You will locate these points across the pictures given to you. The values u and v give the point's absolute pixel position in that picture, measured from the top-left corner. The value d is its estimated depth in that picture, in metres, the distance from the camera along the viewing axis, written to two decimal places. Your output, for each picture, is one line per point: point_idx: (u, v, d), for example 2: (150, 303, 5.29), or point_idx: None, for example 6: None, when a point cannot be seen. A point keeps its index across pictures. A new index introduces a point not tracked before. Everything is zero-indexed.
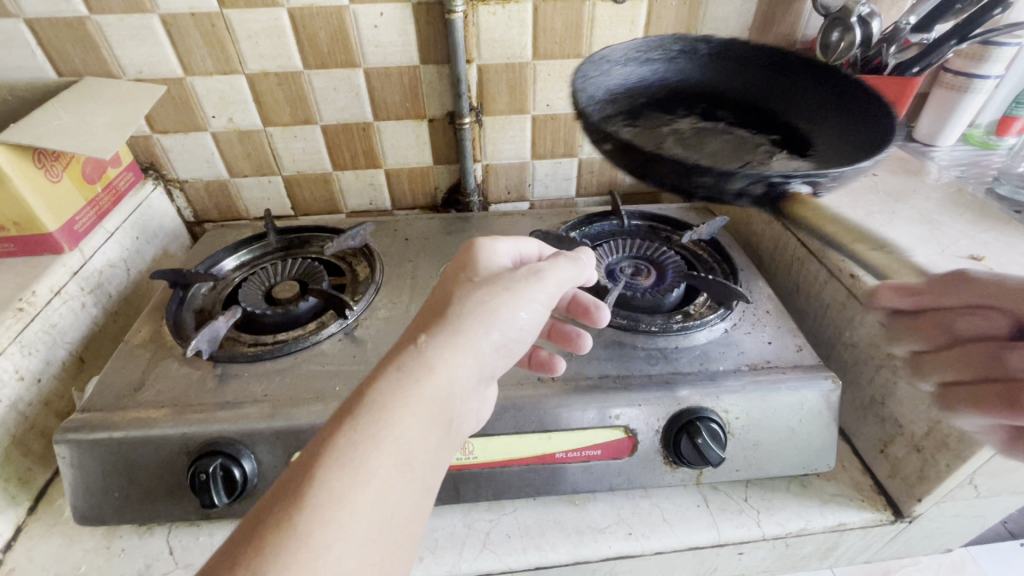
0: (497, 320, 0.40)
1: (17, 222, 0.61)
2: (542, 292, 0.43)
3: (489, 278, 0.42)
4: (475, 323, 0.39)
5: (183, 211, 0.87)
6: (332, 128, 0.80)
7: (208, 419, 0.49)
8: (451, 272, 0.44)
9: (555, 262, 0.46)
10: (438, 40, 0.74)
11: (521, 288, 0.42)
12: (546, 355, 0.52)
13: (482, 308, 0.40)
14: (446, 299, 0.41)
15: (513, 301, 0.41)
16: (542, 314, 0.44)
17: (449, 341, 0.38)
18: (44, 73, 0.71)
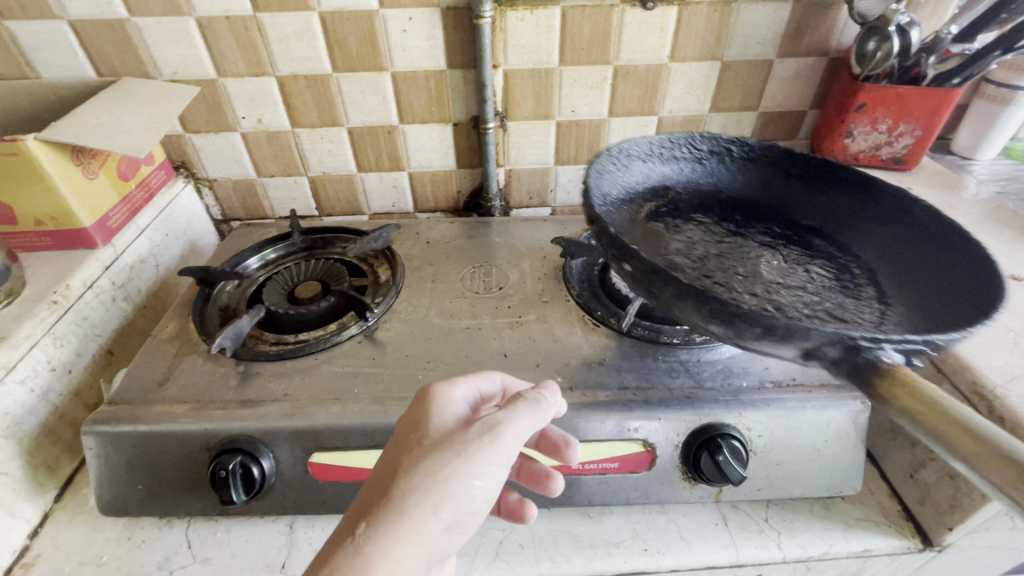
0: (447, 495, 0.35)
1: (55, 217, 0.63)
2: (499, 451, 0.37)
3: (440, 439, 0.37)
4: (417, 505, 0.34)
5: (211, 209, 0.89)
6: (358, 130, 0.81)
7: (230, 415, 0.50)
8: (402, 429, 0.39)
9: (517, 404, 0.39)
10: (465, 45, 0.74)
11: (473, 449, 0.36)
12: (515, 502, 0.49)
13: (427, 483, 0.34)
14: (392, 470, 0.36)
15: (465, 470, 0.36)
16: (501, 475, 0.37)
17: (388, 528, 0.33)
18: (84, 72, 0.73)
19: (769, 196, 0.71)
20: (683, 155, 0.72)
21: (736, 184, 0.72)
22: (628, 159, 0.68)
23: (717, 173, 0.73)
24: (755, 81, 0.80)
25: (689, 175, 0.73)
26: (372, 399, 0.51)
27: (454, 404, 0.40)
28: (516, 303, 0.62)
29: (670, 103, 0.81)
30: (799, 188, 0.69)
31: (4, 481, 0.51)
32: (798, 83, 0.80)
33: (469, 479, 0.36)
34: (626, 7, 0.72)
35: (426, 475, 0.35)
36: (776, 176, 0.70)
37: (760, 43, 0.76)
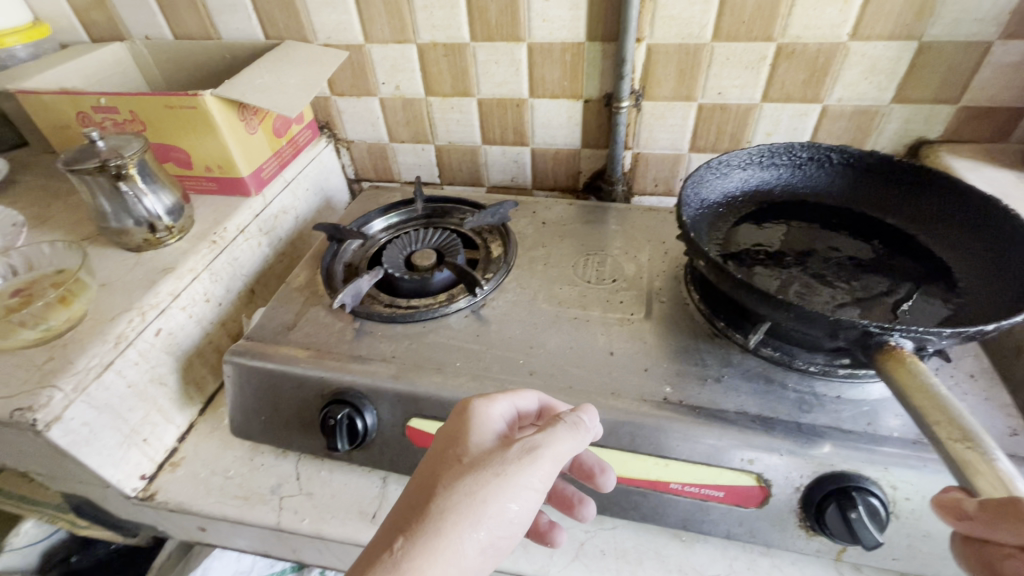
0: (485, 517, 0.34)
1: (221, 166, 0.70)
2: (537, 474, 0.36)
3: (477, 459, 0.37)
4: (452, 523, 0.34)
5: (346, 168, 0.95)
6: (487, 102, 0.81)
7: (343, 368, 0.53)
8: (439, 442, 0.39)
9: (557, 428, 0.39)
10: (609, 15, 0.69)
11: (511, 471, 0.36)
12: (546, 525, 0.47)
13: (464, 501, 0.34)
14: (430, 487, 0.36)
15: (502, 492, 0.35)
16: (536, 500, 0.37)
17: (424, 544, 0.33)
18: (255, 35, 0.80)
19: (884, 205, 0.62)
20: (785, 162, 0.64)
21: (839, 193, 0.64)
22: (724, 169, 0.63)
23: (821, 177, 0.64)
24: (961, 68, 0.65)
25: (789, 179, 0.65)
26: (472, 375, 0.51)
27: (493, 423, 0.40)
28: (629, 299, 0.58)
29: (840, 89, 0.70)
30: (907, 200, 0.60)
31: (164, 391, 0.59)
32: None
33: (506, 500, 0.35)
34: None
35: (464, 493, 0.35)
36: (889, 186, 0.61)
37: (977, 20, 0.61)
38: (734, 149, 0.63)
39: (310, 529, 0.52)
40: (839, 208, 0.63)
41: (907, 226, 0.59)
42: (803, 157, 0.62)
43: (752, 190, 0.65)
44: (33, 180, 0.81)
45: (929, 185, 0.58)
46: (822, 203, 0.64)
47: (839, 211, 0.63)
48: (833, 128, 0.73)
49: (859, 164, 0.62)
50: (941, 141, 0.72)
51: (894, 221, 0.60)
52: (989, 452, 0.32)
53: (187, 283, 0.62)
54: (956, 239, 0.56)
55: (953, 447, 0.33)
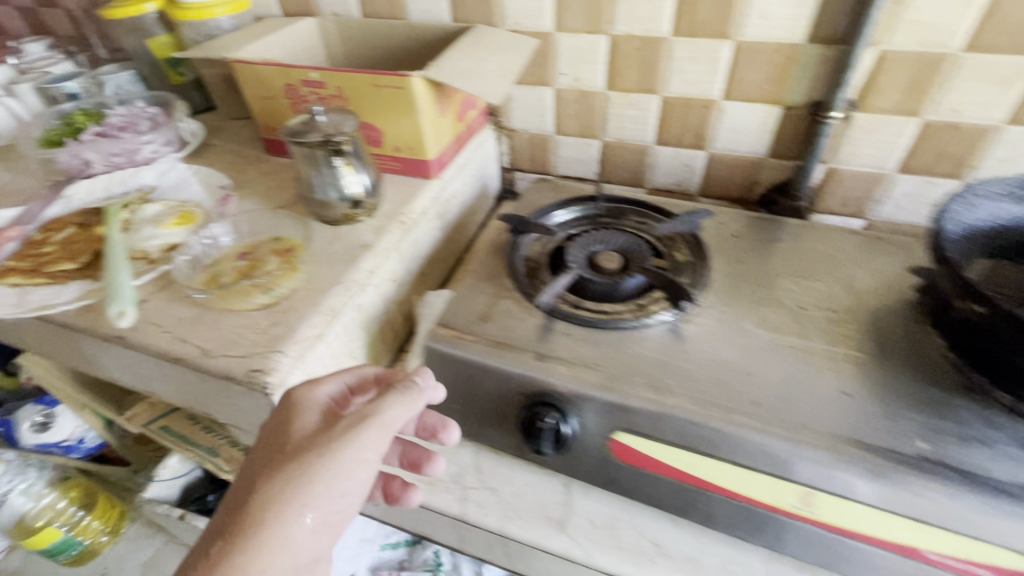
0: (311, 497, 0.40)
1: (410, 147, 0.70)
2: (367, 459, 0.42)
3: (292, 437, 0.43)
4: (302, 512, 0.39)
5: (502, 156, 0.94)
6: (672, 101, 0.76)
7: (547, 366, 0.52)
8: (275, 428, 0.44)
9: (392, 409, 0.44)
10: (842, 16, 0.62)
11: (338, 449, 0.41)
12: (399, 491, 0.53)
13: (305, 489, 0.40)
14: (260, 480, 0.40)
15: (328, 474, 0.40)
16: (367, 473, 0.42)
17: (251, 520, 0.39)
18: (443, 17, 0.80)
19: None
20: None
21: None
22: (973, 201, 0.55)
23: None
24: None
25: None
26: (688, 396, 0.48)
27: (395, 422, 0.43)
28: (852, 332, 0.53)
29: None
30: None
31: (354, 365, 0.61)
32: None
33: (341, 481, 0.41)
34: None
35: (292, 473, 0.40)
36: None
37: None
38: (989, 179, 0.55)
39: (495, 526, 0.52)
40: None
41: None
42: None
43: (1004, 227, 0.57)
44: (225, 145, 0.85)
45: None
46: None
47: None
48: None
49: None
50: None
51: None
52: None
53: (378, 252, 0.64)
54: None
55: None
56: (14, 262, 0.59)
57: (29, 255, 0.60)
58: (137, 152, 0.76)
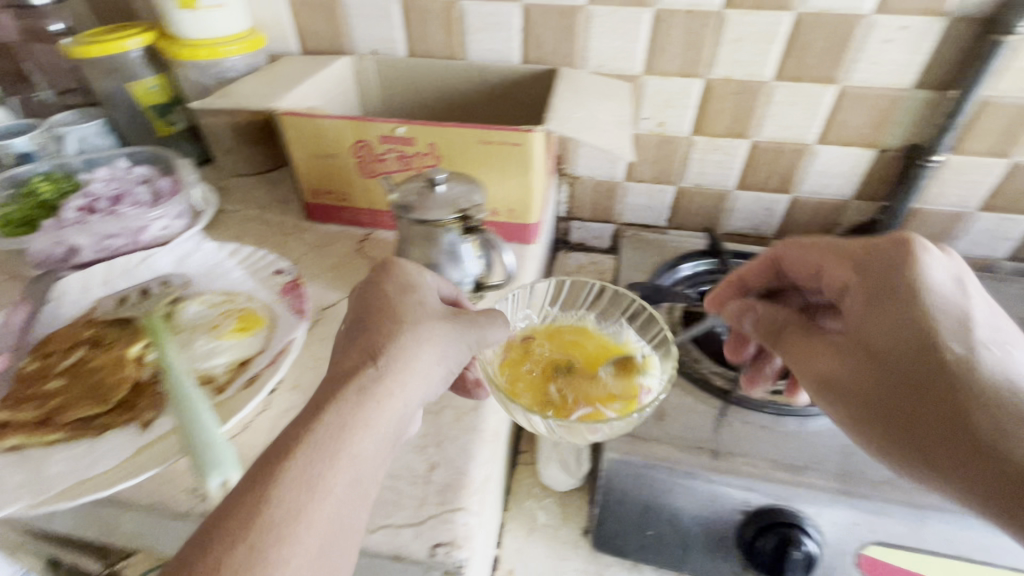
0: (415, 378, 0.37)
1: (512, 210, 0.60)
2: (457, 351, 0.39)
3: (410, 307, 0.40)
4: (398, 388, 0.36)
5: (559, 206, 0.86)
6: (763, 145, 0.73)
7: (766, 470, 0.44)
8: (413, 300, 0.41)
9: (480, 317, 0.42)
10: (951, 63, 0.62)
11: (443, 326, 0.40)
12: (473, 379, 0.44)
13: (402, 361, 0.36)
14: (393, 313, 0.39)
15: (433, 348, 0.38)
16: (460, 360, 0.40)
17: (362, 439, 0.33)
18: (511, 58, 0.71)
19: None
20: None
21: None
22: None
23: None
24: None
25: None
26: None
27: (906, 246, 0.39)
28: None
29: None
30: None
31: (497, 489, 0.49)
32: None
33: (437, 355, 0.38)
34: None
35: (416, 335, 0.38)
36: None
37: None
38: None
39: None
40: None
41: None
42: None
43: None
44: (246, 209, 0.69)
45: None
46: None
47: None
48: None
49: None
50: None
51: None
52: None
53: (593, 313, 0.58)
54: None
55: None
56: (8, 414, 0.41)
57: (29, 400, 0.42)
58: (143, 232, 0.58)
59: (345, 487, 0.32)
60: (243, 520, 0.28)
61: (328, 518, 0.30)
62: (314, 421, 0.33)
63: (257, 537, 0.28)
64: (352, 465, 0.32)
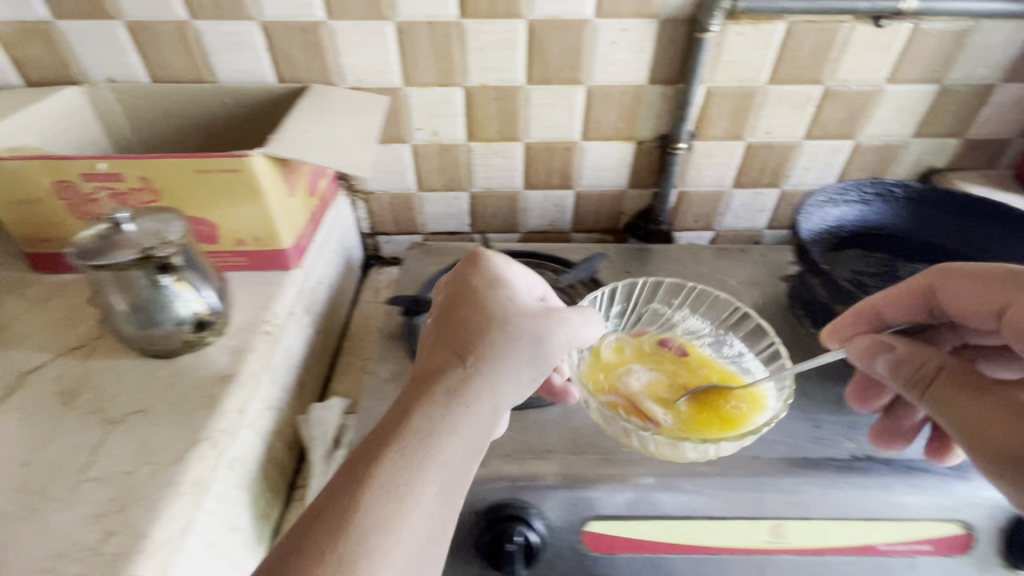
0: (502, 372, 0.40)
1: (257, 237, 0.58)
2: (549, 346, 0.43)
3: (496, 305, 0.44)
4: (493, 389, 0.39)
5: (360, 222, 0.84)
6: (536, 146, 0.76)
7: (497, 468, 0.46)
8: (455, 295, 0.46)
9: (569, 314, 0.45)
10: (674, 59, 0.68)
11: (502, 314, 0.43)
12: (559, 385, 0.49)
13: (500, 359, 0.40)
14: (457, 309, 0.44)
15: (532, 346, 0.42)
16: (552, 356, 0.43)
17: (424, 430, 0.36)
18: (265, 78, 0.68)
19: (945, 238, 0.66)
20: (854, 200, 0.67)
21: (902, 226, 0.68)
22: (812, 209, 0.65)
23: (885, 214, 0.68)
24: (969, 107, 0.74)
25: (862, 216, 0.67)
26: (650, 458, 0.47)
27: None
28: None
29: (873, 126, 0.76)
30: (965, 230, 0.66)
31: (238, 537, 0.46)
32: (1016, 110, 0.74)
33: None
34: (856, 25, 0.66)
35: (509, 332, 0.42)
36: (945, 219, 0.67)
37: (988, 66, 0.70)
38: (814, 190, 0.66)
39: None
40: (903, 238, 0.67)
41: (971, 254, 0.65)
42: (873, 195, 0.66)
43: (831, 228, 0.67)
44: None
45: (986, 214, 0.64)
46: (890, 236, 0.67)
47: (909, 243, 0.67)
48: (862, 160, 0.79)
49: (915, 200, 0.67)
50: (949, 169, 0.81)
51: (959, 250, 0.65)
52: None
53: None
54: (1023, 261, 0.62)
55: None
56: None
57: None
58: None
59: (431, 496, 0.34)
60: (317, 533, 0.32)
61: (418, 525, 0.33)
62: (395, 438, 0.35)
63: (337, 542, 0.31)
64: (448, 472, 0.35)
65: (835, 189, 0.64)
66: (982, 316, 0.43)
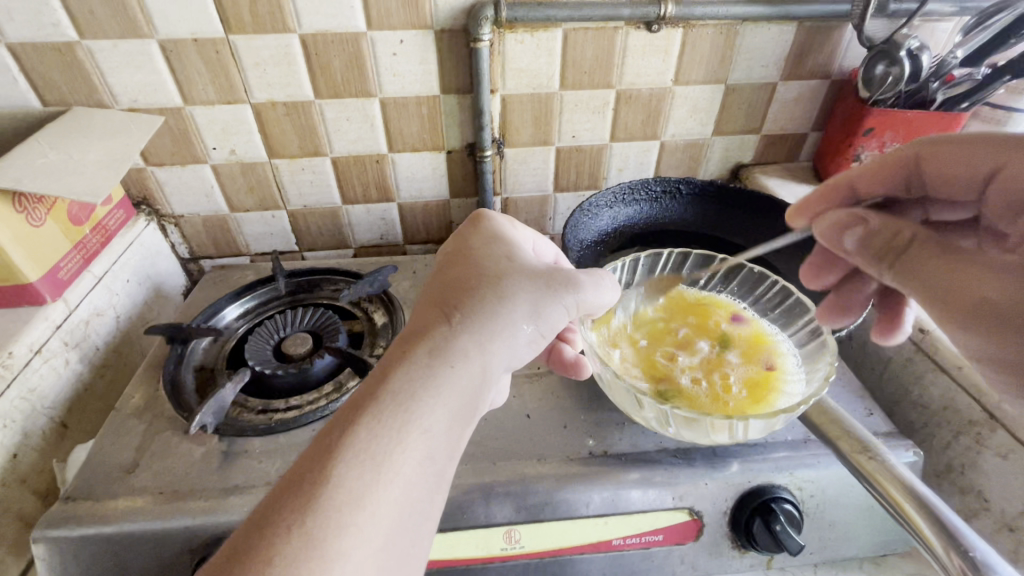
0: (502, 332, 0.39)
1: None
2: (557, 302, 0.42)
3: (493, 262, 0.43)
4: (484, 350, 0.38)
5: (178, 247, 0.80)
6: (343, 160, 0.75)
7: (221, 502, 0.44)
8: (454, 255, 0.44)
9: (576, 276, 0.44)
10: (461, 68, 0.68)
11: (506, 271, 0.42)
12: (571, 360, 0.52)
13: (491, 314, 0.39)
14: (463, 266, 0.43)
15: (533, 300, 0.41)
16: (554, 320, 0.42)
17: (410, 390, 0.35)
18: (27, 102, 0.64)
19: (728, 229, 0.69)
20: (642, 198, 0.70)
21: (690, 221, 0.70)
22: (597, 210, 0.67)
23: (675, 210, 0.71)
24: (758, 104, 0.78)
25: (651, 214, 0.70)
26: None
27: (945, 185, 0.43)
28: None
29: (673, 127, 0.78)
30: (745, 221, 0.69)
31: None
32: (801, 105, 0.79)
33: (532, 310, 0.41)
34: (630, 30, 0.68)
35: (500, 288, 0.40)
36: (728, 211, 0.70)
37: (765, 65, 0.74)
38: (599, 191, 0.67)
39: None
40: (693, 233, 0.69)
41: (748, 243, 0.68)
42: (658, 193, 0.69)
43: (624, 227, 0.69)
44: None
45: (759, 205, 0.68)
46: (678, 231, 0.70)
47: (698, 237, 0.69)
48: (672, 159, 0.82)
49: (699, 195, 0.70)
50: (755, 163, 0.85)
51: (742, 242, 0.68)
52: (885, 458, 0.36)
53: (196, 360, 0.57)
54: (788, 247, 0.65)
55: (858, 459, 0.37)
56: None
57: None
58: None
59: (417, 460, 0.33)
60: (290, 505, 0.29)
61: (395, 496, 0.31)
62: (372, 400, 0.34)
63: (316, 510, 0.29)
64: (425, 438, 0.34)
65: (615, 188, 0.65)
66: (965, 184, 0.44)
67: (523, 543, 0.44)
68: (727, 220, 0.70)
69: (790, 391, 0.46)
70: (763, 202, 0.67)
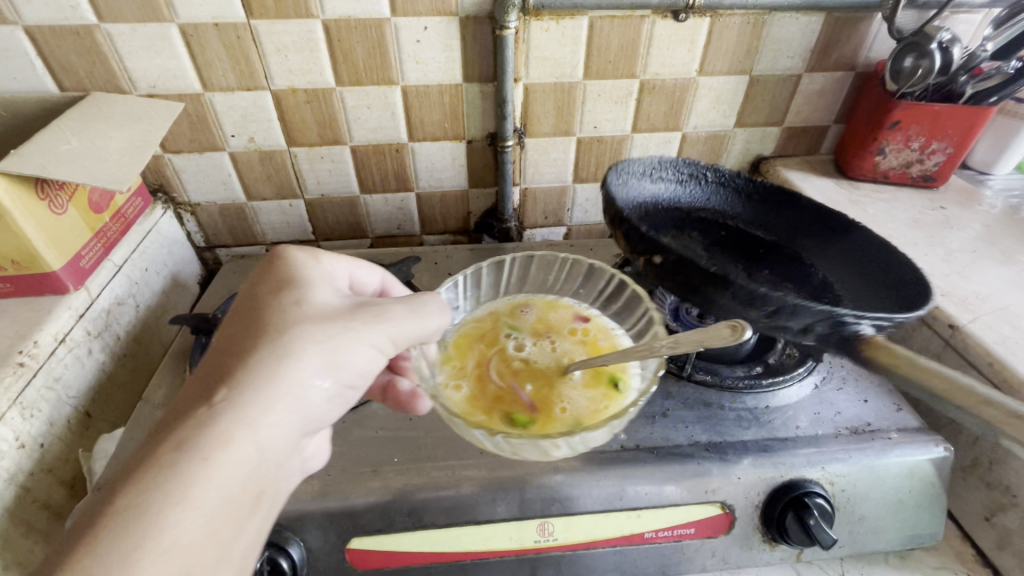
0: (284, 397, 0.33)
1: (16, 261, 0.53)
2: (359, 346, 0.36)
3: (284, 307, 0.36)
4: (261, 419, 0.33)
5: (193, 235, 0.80)
6: (362, 149, 0.74)
7: None
8: (244, 298, 0.37)
9: (393, 307, 0.39)
10: (485, 56, 0.67)
11: (294, 318, 0.35)
12: (408, 395, 0.47)
13: (270, 377, 0.33)
14: (250, 314, 0.36)
15: (327, 354, 0.35)
16: (364, 368, 0.37)
17: (160, 485, 0.29)
18: (43, 86, 0.63)
19: (750, 221, 0.69)
20: (671, 176, 0.69)
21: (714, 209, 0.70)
22: (628, 176, 0.65)
23: (700, 195, 0.71)
24: (782, 95, 0.77)
25: (677, 194, 0.70)
26: (421, 465, 0.46)
27: None
28: None
29: (695, 118, 0.77)
30: (768, 213, 0.69)
31: None
32: (825, 97, 0.78)
33: (324, 361, 0.35)
34: (657, 19, 0.67)
35: (280, 343, 0.34)
36: (750, 203, 0.70)
37: (791, 56, 0.73)
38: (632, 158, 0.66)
39: None
40: (716, 221, 0.69)
41: (770, 235, 0.67)
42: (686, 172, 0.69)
43: (650, 203, 0.68)
44: None
45: (785, 200, 0.67)
46: (703, 217, 0.69)
47: (720, 224, 0.69)
48: (693, 150, 0.81)
49: (723, 184, 0.70)
50: (775, 156, 0.84)
51: (764, 234, 0.68)
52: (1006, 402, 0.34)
53: None
54: (815, 243, 0.65)
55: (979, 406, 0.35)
56: None
57: None
58: None
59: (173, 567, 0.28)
60: None
61: None
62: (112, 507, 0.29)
63: None
64: (182, 538, 0.29)
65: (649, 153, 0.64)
66: None
67: (557, 535, 0.45)
68: (748, 211, 0.70)
69: (624, 397, 0.43)
70: (790, 197, 0.67)
